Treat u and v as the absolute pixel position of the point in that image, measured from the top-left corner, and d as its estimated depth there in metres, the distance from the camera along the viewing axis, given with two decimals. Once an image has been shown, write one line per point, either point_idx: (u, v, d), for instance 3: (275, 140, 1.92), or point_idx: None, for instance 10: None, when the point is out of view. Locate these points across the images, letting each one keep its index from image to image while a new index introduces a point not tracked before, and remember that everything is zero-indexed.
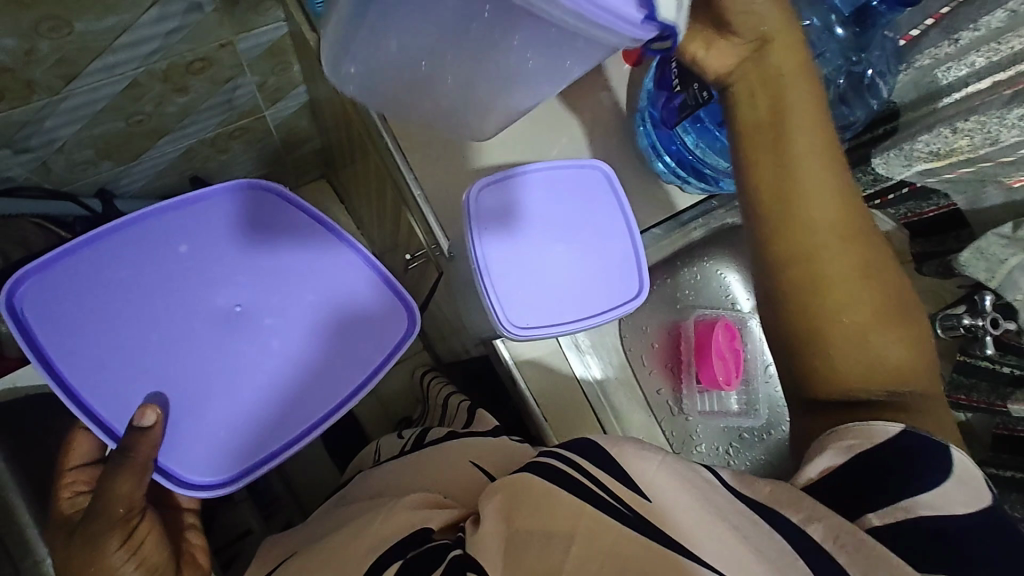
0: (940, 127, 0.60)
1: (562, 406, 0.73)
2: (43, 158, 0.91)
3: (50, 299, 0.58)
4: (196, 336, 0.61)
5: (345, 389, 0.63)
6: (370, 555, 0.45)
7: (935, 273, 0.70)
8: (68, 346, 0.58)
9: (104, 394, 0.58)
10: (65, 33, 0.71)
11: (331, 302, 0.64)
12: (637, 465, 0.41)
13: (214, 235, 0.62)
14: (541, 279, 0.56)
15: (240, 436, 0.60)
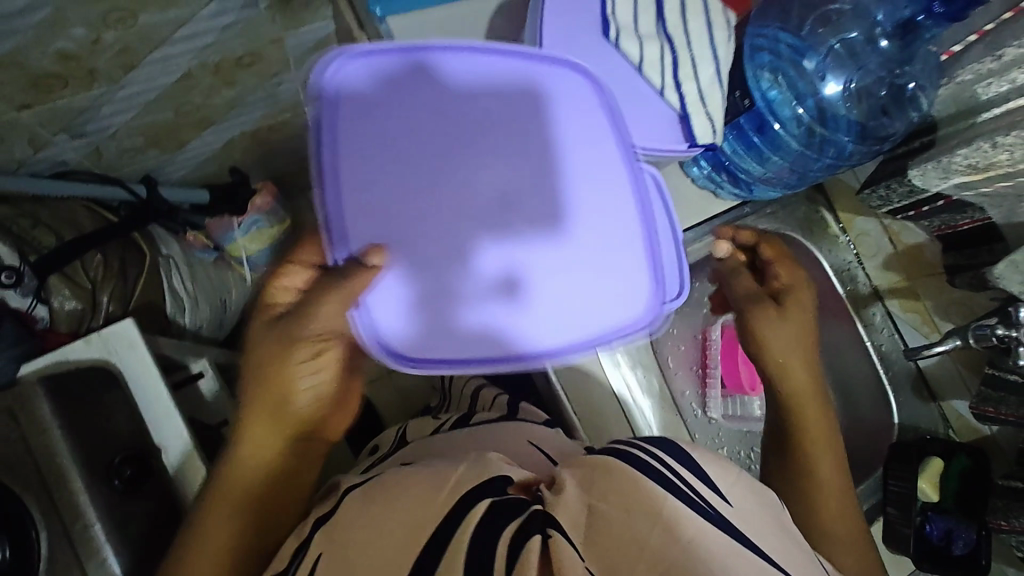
0: (979, 141, 0.59)
1: (592, 407, 0.77)
2: (97, 143, 0.95)
3: (360, 116, 0.54)
4: (440, 214, 0.57)
5: (629, 313, 0.60)
6: (448, 503, 0.46)
7: (967, 287, 0.71)
8: (361, 163, 0.55)
9: (393, 205, 0.56)
10: (130, 25, 0.75)
11: (607, 224, 0.59)
12: (719, 478, 0.49)
13: (447, 90, 0.56)
14: (547, 313, 0.59)
15: (560, 308, 0.59)
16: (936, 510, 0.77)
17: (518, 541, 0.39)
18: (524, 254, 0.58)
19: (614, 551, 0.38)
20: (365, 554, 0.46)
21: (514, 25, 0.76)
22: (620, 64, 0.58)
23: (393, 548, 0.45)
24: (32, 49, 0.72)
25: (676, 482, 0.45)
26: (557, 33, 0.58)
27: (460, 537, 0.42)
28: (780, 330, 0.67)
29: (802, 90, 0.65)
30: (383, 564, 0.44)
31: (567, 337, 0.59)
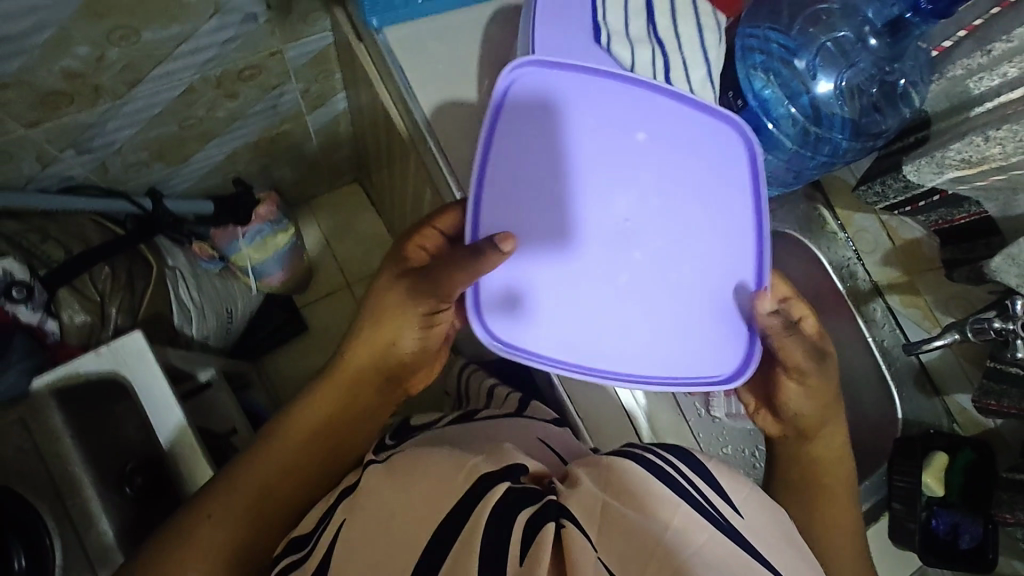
0: (972, 135, 0.59)
1: (596, 408, 0.76)
2: (103, 158, 0.96)
3: (536, 121, 0.56)
4: (572, 225, 0.57)
5: (713, 354, 0.59)
6: (464, 490, 0.46)
7: (965, 280, 0.70)
8: (511, 158, 0.55)
9: (530, 203, 0.56)
10: (133, 42, 0.76)
11: (703, 260, 0.60)
12: (731, 490, 0.50)
13: (672, 134, 0.59)
14: (624, 339, 0.58)
15: (670, 340, 0.59)
16: (942, 504, 0.77)
17: (531, 529, 0.40)
18: (617, 276, 0.58)
19: (624, 546, 0.39)
20: (376, 539, 0.47)
21: (510, 31, 0.77)
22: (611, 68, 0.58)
23: (406, 534, 0.46)
24: (39, 68, 0.74)
25: (692, 490, 0.46)
26: (547, 39, 0.58)
27: (475, 519, 0.43)
28: (810, 398, 0.64)
29: (795, 89, 0.66)
30: (394, 547, 0.45)
31: (655, 370, 0.58)
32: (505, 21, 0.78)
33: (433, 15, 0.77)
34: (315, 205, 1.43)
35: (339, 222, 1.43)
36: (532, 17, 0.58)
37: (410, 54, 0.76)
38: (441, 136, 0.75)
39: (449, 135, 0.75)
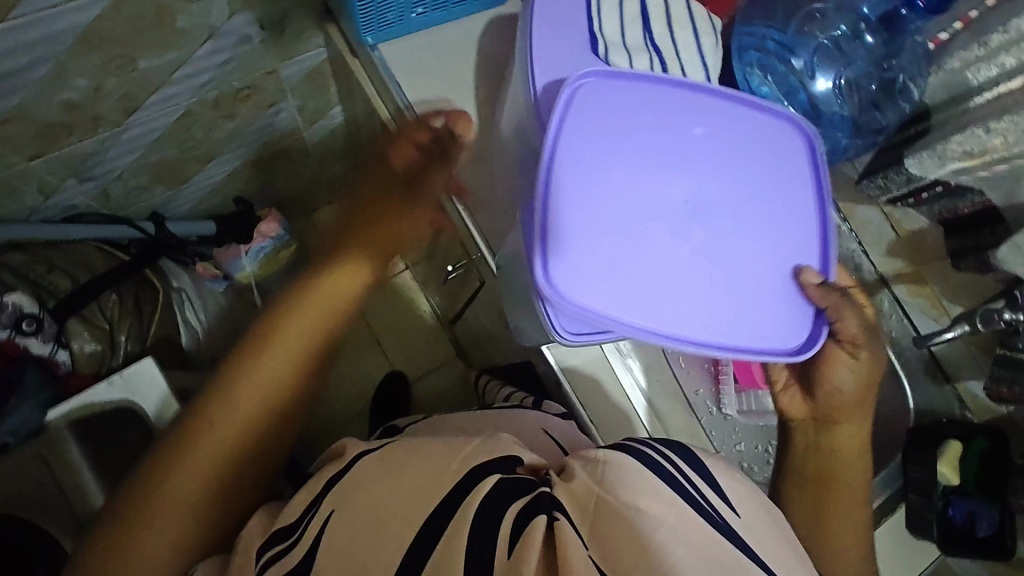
0: (972, 127, 0.59)
1: (606, 411, 0.78)
2: (104, 185, 0.97)
3: (599, 106, 0.54)
4: (642, 203, 0.53)
5: (787, 332, 0.54)
6: (455, 480, 0.45)
7: (972, 270, 0.71)
8: (574, 140, 0.53)
9: (591, 179, 0.52)
10: (130, 70, 0.77)
11: (776, 239, 0.55)
12: (729, 487, 0.48)
13: (735, 123, 0.57)
14: (697, 316, 0.53)
15: (735, 324, 0.53)
16: (959, 492, 0.77)
17: (520, 523, 0.39)
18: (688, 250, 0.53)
19: (617, 548, 0.39)
20: (366, 528, 0.44)
21: (505, 42, 0.78)
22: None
23: (396, 522, 0.43)
24: (37, 102, 0.74)
25: (687, 485, 0.45)
26: (545, 52, 0.57)
27: (464, 512, 0.42)
28: (858, 377, 0.62)
29: (793, 86, 0.66)
30: (384, 528, 0.43)
31: (732, 346, 0.53)
32: (498, 31, 0.78)
33: (428, 28, 0.77)
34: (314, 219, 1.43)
35: None
36: (529, 29, 0.58)
37: (407, 69, 0.76)
38: None
39: None
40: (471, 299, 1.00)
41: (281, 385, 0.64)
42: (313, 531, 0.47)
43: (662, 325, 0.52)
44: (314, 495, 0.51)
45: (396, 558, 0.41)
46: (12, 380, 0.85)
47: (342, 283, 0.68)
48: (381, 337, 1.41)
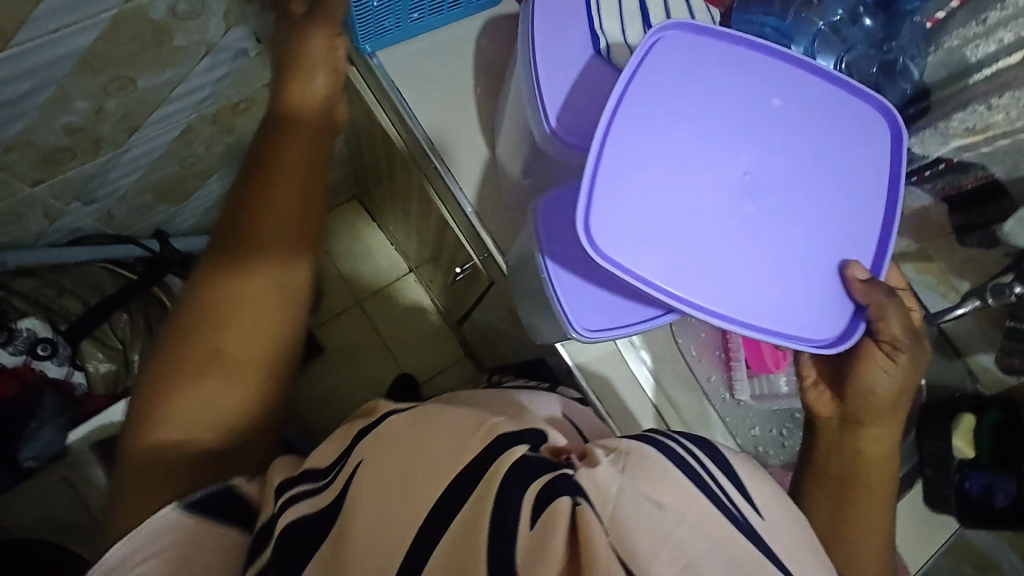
0: (974, 104, 0.61)
1: (620, 403, 0.79)
2: (107, 207, 0.97)
3: (677, 76, 0.53)
4: (703, 178, 0.52)
5: (818, 311, 0.55)
6: (484, 444, 0.45)
7: (977, 245, 0.71)
8: (646, 108, 0.52)
9: (650, 148, 0.52)
10: (130, 91, 0.77)
11: (825, 221, 0.55)
12: (753, 487, 0.47)
13: (812, 101, 0.56)
14: (737, 285, 0.53)
15: (768, 303, 0.54)
16: (974, 465, 0.78)
17: (547, 496, 0.39)
18: (742, 227, 0.53)
19: (637, 538, 0.38)
20: (394, 475, 0.45)
21: (502, 43, 0.78)
22: (613, 76, 0.59)
23: (428, 469, 0.44)
24: (39, 126, 0.74)
25: (709, 483, 0.45)
26: (547, 52, 0.58)
27: (491, 476, 0.41)
28: (893, 380, 0.62)
29: None
30: (410, 488, 0.43)
31: (764, 322, 0.53)
32: (495, 32, 0.78)
33: (425, 33, 0.77)
34: None
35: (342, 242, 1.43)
36: (529, 29, 0.58)
37: (406, 75, 0.76)
38: (446, 155, 0.76)
39: (454, 153, 0.76)
40: (479, 298, 1.01)
41: (280, 245, 0.62)
42: (344, 476, 0.48)
43: (694, 297, 0.52)
44: (343, 449, 0.52)
45: (422, 504, 0.42)
46: (30, 406, 0.87)
47: (298, 121, 0.68)
48: (389, 340, 1.42)
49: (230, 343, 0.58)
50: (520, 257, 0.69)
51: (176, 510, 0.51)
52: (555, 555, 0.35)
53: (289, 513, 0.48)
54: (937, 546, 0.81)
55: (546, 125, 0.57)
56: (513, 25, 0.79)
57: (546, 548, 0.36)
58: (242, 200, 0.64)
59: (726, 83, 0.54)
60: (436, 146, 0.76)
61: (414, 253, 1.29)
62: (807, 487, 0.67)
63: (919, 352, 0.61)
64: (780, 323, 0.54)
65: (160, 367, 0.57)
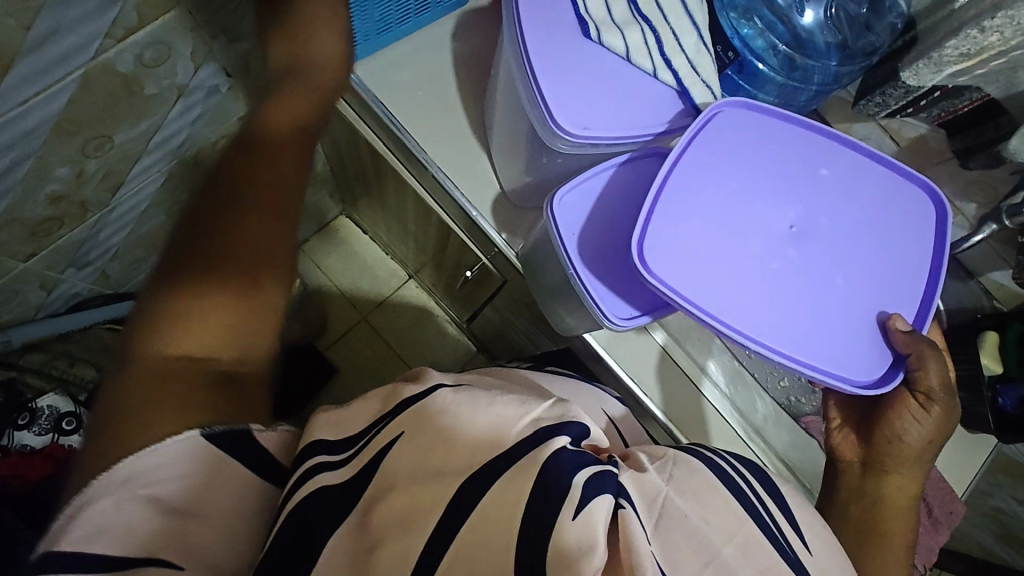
0: (966, 30, 0.60)
1: (656, 378, 0.78)
2: (102, 267, 0.94)
3: (730, 140, 0.59)
4: (746, 227, 0.57)
5: (846, 334, 0.57)
6: (523, 434, 0.42)
7: (981, 166, 0.72)
8: (701, 170, 0.58)
9: (698, 200, 0.57)
10: (108, 148, 0.75)
11: (859, 263, 0.58)
12: (800, 515, 0.48)
13: (856, 167, 0.60)
14: (775, 319, 0.56)
15: (806, 339, 0.56)
16: (1005, 380, 0.78)
17: (593, 485, 0.38)
18: (789, 270, 0.57)
19: (682, 552, 0.39)
20: (434, 446, 0.44)
21: (480, 38, 0.77)
22: (607, 59, 0.60)
23: (474, 444, 0.43)
24: (24, 201, 0.72)
25: (752, 499, 0.45)
26: (540, 44, 0.59)
27: (534, 454, 0.40)
28: (926, 431, 0.60)
29: (774, 22, 0.65)
30: (451, 450, 0.43)
31: (804, 357, 0.56)
32: (470, 30, 0.77)
33: (402, 37, 0.76)
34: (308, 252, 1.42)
35: (338, 263, 1.43)
36: (516, 18, 0.59)
37: (388, 87, 0.75)
38: (442, 160, 0.75)
39: (446, 158, 0.75)
40: (492, 297, 1.00)
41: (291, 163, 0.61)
42: (382, 440, 0.47)
43: (733, 334, 0.55)
44: (384, 412, 0.50)
45: (453, 479, 0.41)
46: None
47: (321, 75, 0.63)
48: (402, 351, 1.41)
49: (268, 285, 0.56)
50: (535, 252, 0.69)
51: (203, 434, 0.47)
52: (596, 555, 0.36)
53: (309, 486, 0.47)
54: (981, 463, 0.83)
55: (550, 118, 0.58)
56: (487, 19, 0.77)
57: (589, 546, 0.36)
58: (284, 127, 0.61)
59: (773, 153, 0.59)
60: (431, 155, 0.75)
61: (413, 259, 1.28)
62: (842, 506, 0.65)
63: (949, 401, 0.60)
64: (818, 356, 0.56)
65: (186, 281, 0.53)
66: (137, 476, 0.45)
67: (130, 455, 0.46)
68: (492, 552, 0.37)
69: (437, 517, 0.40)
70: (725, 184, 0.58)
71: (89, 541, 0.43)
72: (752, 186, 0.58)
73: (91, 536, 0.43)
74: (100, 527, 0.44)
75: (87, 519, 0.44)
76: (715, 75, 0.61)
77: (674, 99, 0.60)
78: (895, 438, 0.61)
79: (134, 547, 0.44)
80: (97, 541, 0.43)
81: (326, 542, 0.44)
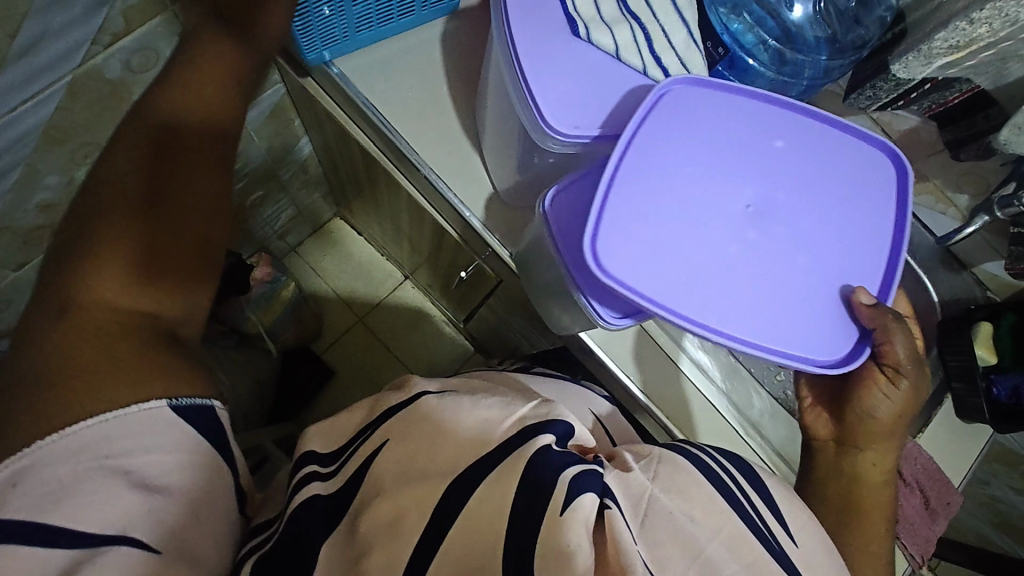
0: (955, 22, 0.60)
1: (652, 377, 0.78)
2: None
3: (680, 120, 0.57)
4: (700, 211, 0.57)
5: (815, 314, 0.57)
6: (508, 435, 0.43)
7: (972, 157, 0.72)
8: (652, 155, 0.57)
9: (651, 186, 0.56)
10: None
11: (824, 242, 0.58)
12: (789, 512, 0.48)
13: (813, 139, 0.60)
14: (738, 304, 0.56)
15: (774, 325, 0.56)
16: (998, 370, 0.79)
17: (579, 483, 0.38)
18: (747, 252, 0.57)
19: (668, 548, 0.39)
20: (423, 454, 0.44)
21: (470, 38, 0.77)
22: (596, 58, 0.59)
23: (464, 448, 0.43)
24: (16, 212, 0.72)
25: (737, 494, 0.46)
26: (529, 44, 0.58)
27: (519, 455, 0.41)
28: (895, 405, 0.61)
29: (763, 17, 0.65)
30: (437, 456, 0.44)
31: (773, 343, 0.55)
32: (459, 29, 0.77)
33: (390, 36, 0.75)
34: (303, 252, 1.41)
35: (332, 264, 1.42)
36: (503, 16, 0.59)
37: (377, 88, 0.75)
38: (432, 161, 0.75)
39: (436, 158, 0.75)
40: (487, 296, 1.00)
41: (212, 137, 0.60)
42: (369, 448, 0.48)
43: (696, 321, 0.55)
44: (373, 419, 0.52)
45: (440, 484, 0.42)
46: None
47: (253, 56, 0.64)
48: (400, 352, 1.41)
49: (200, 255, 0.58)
50: (528, 251, 0.69)
51: (170, 407, 0.47)
52: (585, 554, 0.35)
53: (304, 492, 0.50)
54: (977, 452, 0.84)
55: (541, 119, 0.58)
56: (476, 19, 0.77)
57: (578, 543, 0.35)
58: (203, 99, 0.60)
59: (724, 130, 0.58)
60: (422, 156, 0.74)
61: (408, 259, 1.27)
62: (825, 495, 0.65)
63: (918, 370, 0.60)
64: (789, 346, 0.56)
65: (108, 251, 0.52)
66: (102, 441, 0.44)
67: (68, 428, 0.44)
68: (479, 552, 0.38)
69: (424, 524, 0.40)
70: (680, 166, 0.57)
71: (46, 508, 0.41)
72: (706, 167, 0.57)
73: (46, 502, 0.42)
74: (57, 494, 0.42)
75: (45, 483, 0.42)
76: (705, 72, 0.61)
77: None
78: (880, 427, 0.62)
79: (93, 516, 0.42)
80: (54, 509, 0.42)
81: (317, 554, 0.45)
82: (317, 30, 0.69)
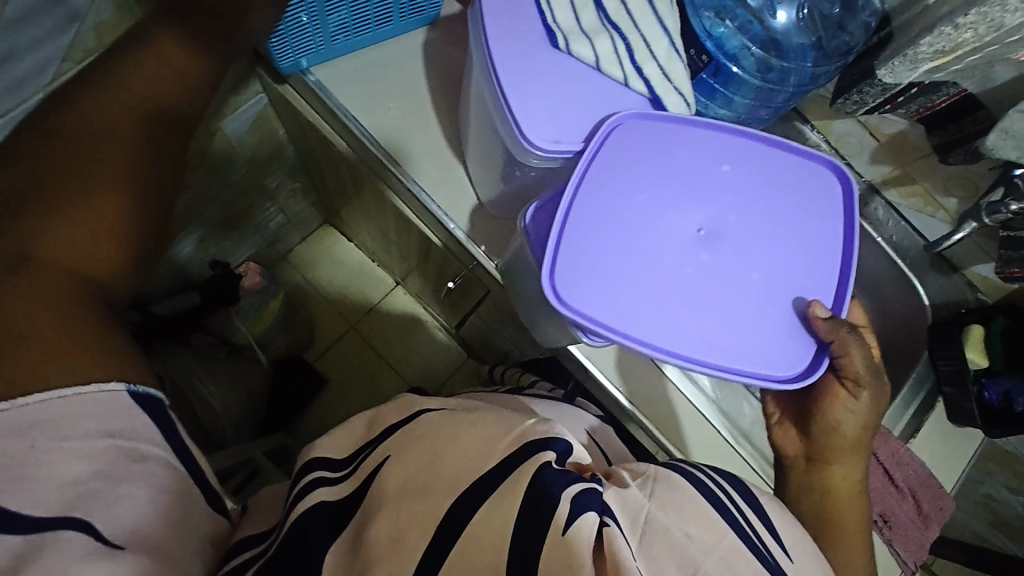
0: (940, 26, 0.58)
1: (641, 389, 0.77)
2: None
3: (630, 149, 0.57)
4: (655, 238, 0.56)
5: (773, 330, 0.56)
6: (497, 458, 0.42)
7: (960, 161, 0.71)
8: (603, 186, 0.56)
9: (604, 218, 0.56)
10: None
11: (780, 259, 0.58)
12: (780, 526, 0.48)
13: (761, 159, 0.59)
14: (697, 328, 0.55)
15: (733, 345, 0.55)
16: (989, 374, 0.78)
17: (581, 501, 0.37)
18: (702, 275, 0.56)
19: (665, 565, 0.39)
20: (414, 477, 0.43)
21: (454, 48, 0.76)
22: (576, 69, 0.59)
23: (450, 474, 0.42)
24: None
25: (733, 510, 0.45)
26: (507, 55, 0.57)
27: (518, 476, 0.39)
28: (859, 416, 0.59)
29: (748, 22, 0.64)
30: (427, 480, 0.42)
31: (733, 363, 0.55)
32: (443, 39, 0.76)
33: (370, 45, 0.75)
34: (295, 258, 1.40)
35: (323, 272, 1.41)
36: (481, 27, 0.58)
37: (358, 99, 0.74)
38: (416, 172, 0.74)
39: (419, 170, 0.74)
40: (477, 305, 0.99)
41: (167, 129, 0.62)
42: (361, 473, 0.48)
43: (656, 346, 0.54)
44: (369, 439, 0.51)
45: (417, 512, 0.41)
46: None
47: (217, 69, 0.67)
48: (393, 359, 1.40)
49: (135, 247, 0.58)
50: (512, 265, 0.68)
51: (129, 393, 0.47)
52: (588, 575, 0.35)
53: (312, 497, 0.49)
54: (971, 455, 0.83)
55: (519, 134, 0.57)
56: (460, 30, 0.76)
57: (576, 564, 0.35)
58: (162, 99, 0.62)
59: (675, 155, 0.58)
60: (404, 167, 0.73)
61: (399, 266, 1.26)
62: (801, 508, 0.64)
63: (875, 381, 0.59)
64: (750, 364, 0.55)
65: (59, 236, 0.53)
66: (67, 419, 0.44)
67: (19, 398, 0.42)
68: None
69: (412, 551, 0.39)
70: (633, 192, 0.57)
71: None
72: (660, 192, 0.57)
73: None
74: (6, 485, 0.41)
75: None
76: (689, 84, 0.59)
77: (647, 108, 0.60)
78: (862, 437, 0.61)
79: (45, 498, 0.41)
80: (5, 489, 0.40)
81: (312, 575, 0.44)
82: (292, 38, 0.69)
